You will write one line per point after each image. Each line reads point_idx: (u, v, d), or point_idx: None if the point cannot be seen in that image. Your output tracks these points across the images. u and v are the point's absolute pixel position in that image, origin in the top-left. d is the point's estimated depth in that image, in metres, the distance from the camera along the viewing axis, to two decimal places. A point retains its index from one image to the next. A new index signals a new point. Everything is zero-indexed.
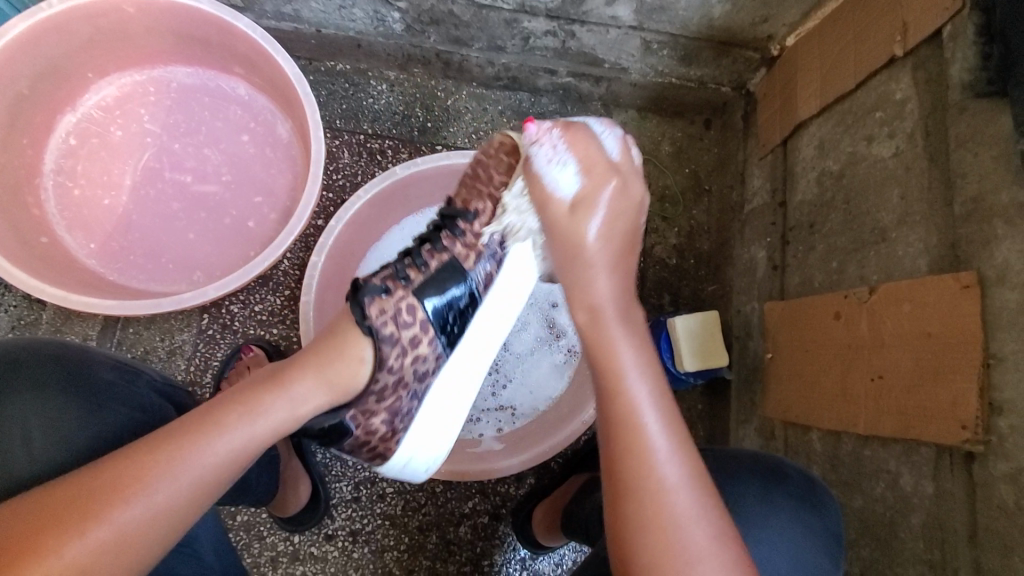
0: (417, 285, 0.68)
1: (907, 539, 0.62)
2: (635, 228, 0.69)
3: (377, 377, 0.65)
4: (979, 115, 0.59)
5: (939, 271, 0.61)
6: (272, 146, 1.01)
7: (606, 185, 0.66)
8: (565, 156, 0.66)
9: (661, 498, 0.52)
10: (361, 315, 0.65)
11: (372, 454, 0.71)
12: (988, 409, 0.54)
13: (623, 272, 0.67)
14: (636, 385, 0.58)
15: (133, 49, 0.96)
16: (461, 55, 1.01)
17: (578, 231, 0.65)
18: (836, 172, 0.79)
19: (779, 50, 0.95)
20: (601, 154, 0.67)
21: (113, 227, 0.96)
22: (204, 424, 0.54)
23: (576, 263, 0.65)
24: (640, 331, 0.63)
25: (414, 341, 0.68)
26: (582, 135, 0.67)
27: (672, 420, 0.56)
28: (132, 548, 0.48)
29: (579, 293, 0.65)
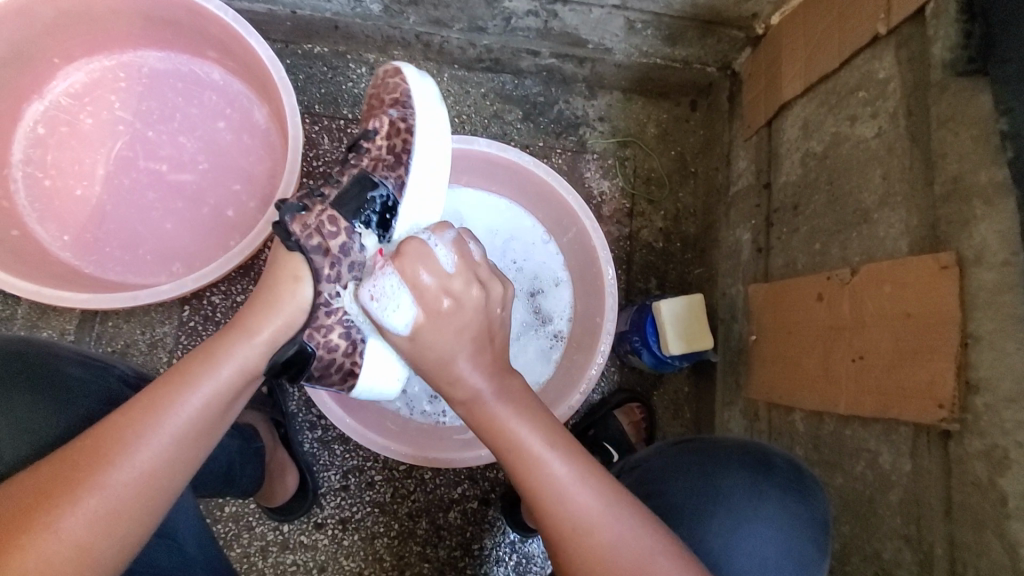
0: (333, 198, 0.66)
1: (885, 515, 0.63)
2: (494, 329, 0.66)
3: (319, 290, 0.64)
4: (960, 93, 0.58)
5: (919, 252, 0.61)
6: (249, 132, 0.98)
7: (438, 308, 0.63)
8: (397, 288, 0.63)
9: (596, 547, 0.55)
10: (285, 232, 0.63)
11: (343, 374, 0.68)
12: (965, 387, 0.55)
13: (492, 350, 0.64)
14: (535, 453, 0.58)
15: (102, 34, 0.93)
16: (442, 37, 0.99)
17: (434, 350, 0.63)
18: (819, 153, 0.78)
19: (765, 29, 0.93)
20: (430, 277, 0.64)
21: (87, 219, 0.94)
22: (165, 383, 0.55)
23: (439, 372, 0.63)
24: (520, 389, 0.63)
25: (346, 247, 0.65)
26: (407, 260, 0.64)
27: (584, 474, 0.57)
28: (126, 510, 0.49)
29: (450, 389, 0.63)
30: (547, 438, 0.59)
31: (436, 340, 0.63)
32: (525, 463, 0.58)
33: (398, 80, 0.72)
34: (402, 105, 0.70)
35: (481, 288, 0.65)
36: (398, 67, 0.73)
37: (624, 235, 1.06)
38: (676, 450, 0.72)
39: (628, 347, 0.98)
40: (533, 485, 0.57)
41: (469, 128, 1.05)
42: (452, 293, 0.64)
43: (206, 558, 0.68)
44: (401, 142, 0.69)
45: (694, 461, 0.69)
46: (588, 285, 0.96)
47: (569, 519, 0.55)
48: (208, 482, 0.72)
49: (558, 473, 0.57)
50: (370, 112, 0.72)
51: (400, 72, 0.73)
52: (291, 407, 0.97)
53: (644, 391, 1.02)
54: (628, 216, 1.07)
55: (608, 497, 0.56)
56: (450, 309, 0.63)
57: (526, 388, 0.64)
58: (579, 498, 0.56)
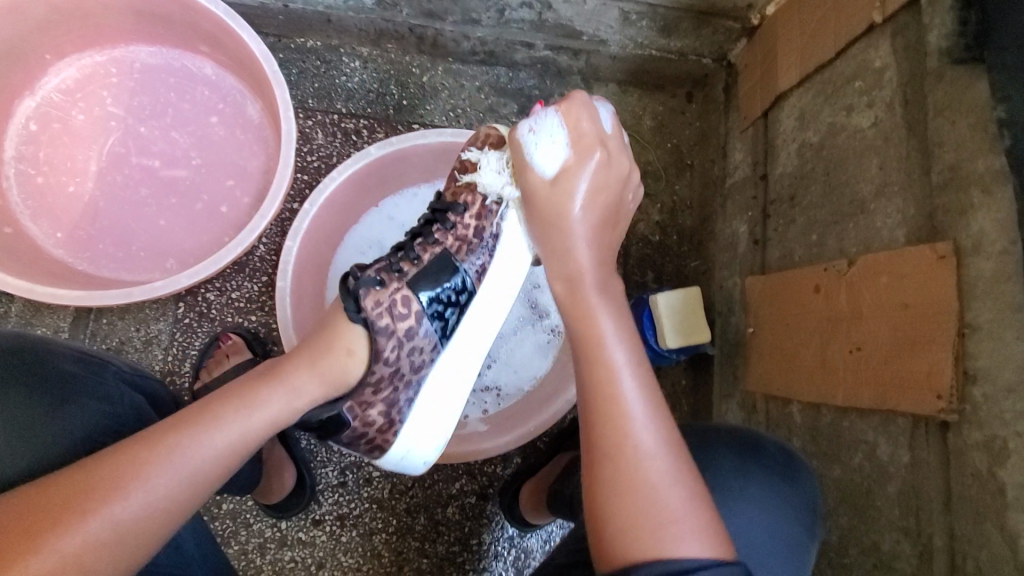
0: (411, 276, 0.68)
1: (883, 506, 0.63)
2: (615, 211, 0.70)
3: (372, 368, 0.65)
4: (957, 81, 0.58)
5: (917, 242, 0.61)
6: (242, 127, 0.98)
7: (590, 156, 0.67)
8: (556, 130, 0.67)
9: (640, 466, 0.52)
10: (358, 307, 0.65)
11: (370, 446, 0.70)
12: (963, 377, 0.54)
13: (607, 231, 0.69)
14: (614, 360, 0.58)
15: (92, 28, 0.92)
16: (435, 29, 0.98)
17: (560, 202, 0.67)
18: (815, 144, 0.78)
19: (760, 20, 0.93)
20: (590, 127, 0.67)
21: (79, 216, 0.93)
22: (198, 419, 0.55)
23: (553, 226, 0.67)
24: (616, 298, 0.65)
25: (410, 331, 0.67)
26: (572, 107, 0.67)
27: (650, 393, 0.56)
28: (127, 540, 0.48)
29: (559, 258, 0.67)
30: (626, 346, 0.60)
31: (570, 195, 0.67)
32: (601, 355, 0.58)
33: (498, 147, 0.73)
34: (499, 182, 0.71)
35: (624, 165, 0.70)
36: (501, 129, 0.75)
37: None
38: None
39: None
40: (603, 382, 0.56)
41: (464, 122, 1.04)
42: (606, 153, 0.68)
43: (203, 556, 0.68)
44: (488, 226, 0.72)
45: (686, 447, 0.69)
46: None
47: (627, 425, 0.54)
48: None
49: (625, 380, 0.56)
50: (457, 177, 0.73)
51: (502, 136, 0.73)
52: None
53: None
54: None
55: (666, 425, 0.55)
56: (601, 165, 0.68)
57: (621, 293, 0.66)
58: (639, 410, 0.55)
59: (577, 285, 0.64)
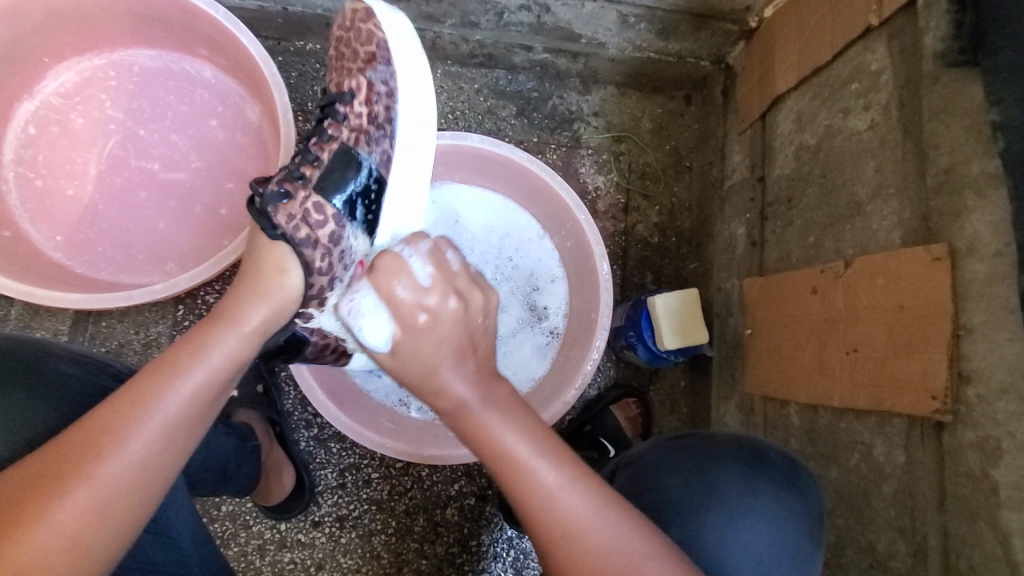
0: (316, 180, 0.66)
1: (879, 506, 0.63)
2: (476, 338, 0.63)
3: (310, 281, 0.65)
4: (952, 84, 0.58)
5: (912, 243, 0.61)
6: (242, 130, 0.98)
7: (415, 319, 0.62)
8: (375, 303, 0.63)
9: (585, 551, 0.53)
10: (271, 224, 0.63)
11: (337, 353, 0.73)
12: (957, 378, 0.55)
13: (475, 360, 0.62)
14: (524, 458, 0.56)
15: (93, 32, 0.93)
16: (434, 32, 0.98)
17: (419, 361, 0.61)
18: (812, 146, 0.78)
19: (758, 22, 0.93)
20: (405, 291, 0.63)
21: (79, 218, 0.93)
22: (154, 370, 0.54)
23: (424, 382, 0.61)
24: (506, 396, 0.60)
25: (334, 237, 0.66)
26: (382, 274, 0.63)
27: (573, 478, 0.55)
28: (120, 501, 0.49)
29: (434, 400, 0.61)
30: (535, 444, 0.57)
31: (422, 351, 0.61)
32: (511, 472, 0.56)
33: (371, 27, 0.69)
34: (380, 67, 0.68)
35: (459, 298, 0.63)
36: (368, 9, 0.70)
37: (619, 231, 1.06)
38: (672, 449, 0.72)
39: (624, 342, 0.98)
40: (523, 493, 0.55)
41: (463, 124, 1.05)
42: (431, 307, 0.62)
43: (203, 556, 0.68)
44: (382, 108, 0.68)
45: (689, 457, 0.70)
46: (584, 281, 0.95)
47: (558, 521, 0.54)
48: (204, 481, 0.72)
49: (547, 480, 0.55)
50: (343, 70, 0.70)
51: (371, 14, 0.69)
52: (288, 405, 0.97)
53: (641, 386, 1.03)
54: (624, 211, 1.06)
55: (599, 499, 0.54)
56: (429, 323, 0.62)
57: (512, 393, 0.61)
58: (567, 501, 0.54)
59: (464, 416, 0.59)
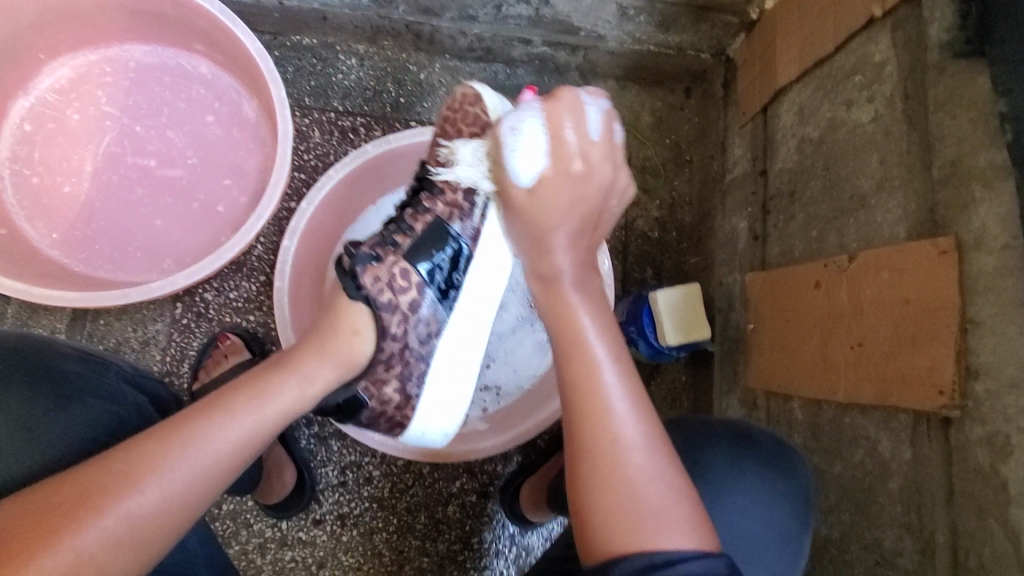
0: (406, 249, 0.67)
1: (885, 502, 0.63)
2: (599, 219, 0.66)
3: (380, 345, 0.66)
4: (958, 75, 0.57)
5: (918, 237, 0.60)
6: (239, 126, 0.97)
7: (569, 168, 0.62)
8: (534, 127, 0.61)
9: (620, 469, 0.51)
10: (357, 285, 0.65)
11: (391, 424, 0.71)
12: (964, 372, 0.54)
13: (586, 240, 0.65)
14: (594, 354, 0.57)
15: (87, 27, 0.92)
16: (432, 26, 0.97)
17: (541, 214, 0.63)
18: (815, 139, 0.77)
19: (759, 14, 0.92)
20: (574, 137, 0.62)
21: (75, 216, 0.92)
22: (211, 411, 0.54)
23: (534, 239, 0.64)
24: (596, 293, 0.63)
25: (414, 307, 0.67)
26: (558, 108, 0.62)
27: (632, 395, 0.55)
28: (147, 534, 0.48)
29: (536, 262, 0.64)
30: (610, 345, 0.58)
31: (551, 203, 0.62)
32: (584, 355, 0.57)
33: (480, 110, 0.69)
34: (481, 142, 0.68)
35: (611, 168, 0.64)
36: (479, 91, 0.70)
37: (620, 226, 1.05)
38: (662, 435, 0.71)
39: (625, 338, 0.97)
40: (585, 380, 0.55)
41: None
42: (588, 161, 0.63)
43: (207, 555, 0.68)
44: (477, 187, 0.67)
45: (681, 445, 0.69)
46: None
47: (606, 430, 0.53)
48: None
49: (607, 382, 0.55)
50: (441, 141, 0.70)
51: (482, 97, 0.69)
52: None
53: (642, 382, 1.02)
54: (624, 206, 1.06)
55: (649, 429, 0.53)
56: (581, 174, 0.62)
57: (602, 292, 0.64)
58: (618, 414, 0.53)
59: (554, 287, 0.62)
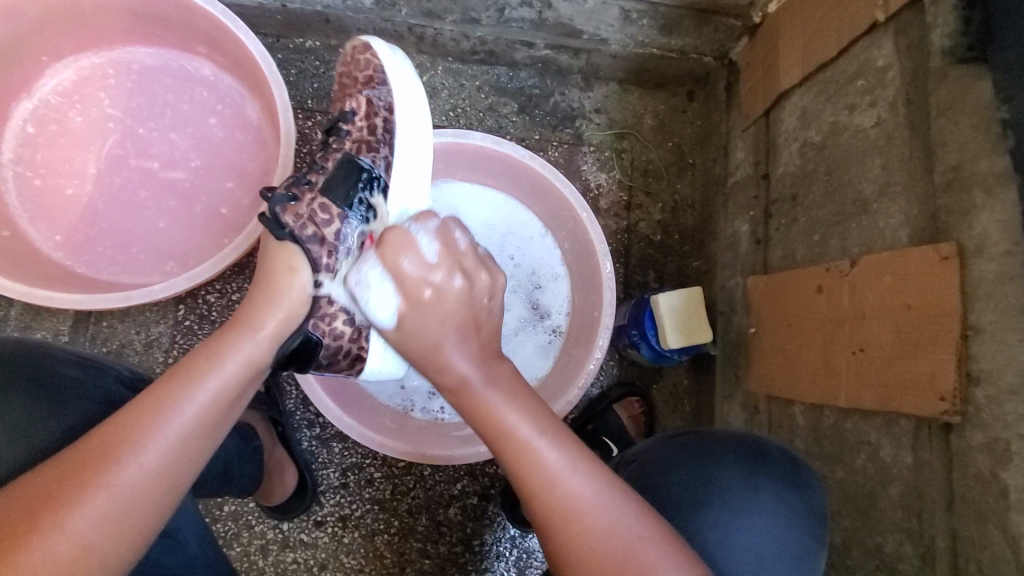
0: (322, 184, 0.68)
1: (886, 508, 0.63)
2: (481, 320, 0.66)
3: (318, 278, 0.66)
4: (960, 81, 0.57)
5: (920, 242, 0.60)
6: (241, 129, 0.97)
7: (420, 293, 0.64)
8: (381, 276, 0.65)
9: (587, 532, 0.54)
10: (278, 224, 0.66)
11: (351, 360, 0.70)
12: (966, 379, 0.54)
13: (478, 341, 0.65)
14: (525, 438, 0.58)
15: (90, 29, 0.92)
16: (435, 29, 0.97)
17: (424, 334, 0.64)
18: (817, 143, 0.77)
19: (761, 18, 0.92)
20: (412, 265, 0.64)
21: (78, 218, 0.93)
22: (169, 379, 0.55)
23: (427, 359, 0.64)
24: (510, 376, 0.63)
25: (338, 235, 0.67)
26: (389, 248, 0.65)
27: (574, 462, 0.56)
28: (136, 508, 0.49)
29: (439, 377, 0.64)
30: (537, 424, 0.59)
31: (420, 327, 0.64)
32: (515, 449, 0.57)
33: (370, 57, 0.72)
34: (376, 84, 0.70)
35: (463, 277, 0.66)
36: (367, 41, 0.73)
37: (621, 229, 1.05)
38: (672, 445, 0.71)
39: (627, 342, 0.97)
40: (524, 471, 0.56)
41: (464, 122, 1.04)
42: (437, 284, 0.65)
43: (207, 557, 0.68)
44: (381, 121, 0.69)
45: (689, 454, 0.69)
46: (587, 280, 0.95)
47: (559, 503, 0.55)
48: (207, 481, 0.72)
49: (548, 462, 0.56)
50: (346, 96, 0.72)
51: (369, 46, 0.72)
52: (289, 405, 0.97)
53: (643, 385, 1.02)
54: (626, 209, 1.06)
55: (603, 483, 0.56)
56: (433, 299, 0.64)
57: (514, 375, 0.64)
58: (569, 483, 0.55)
59: (465, 393, 0.61)
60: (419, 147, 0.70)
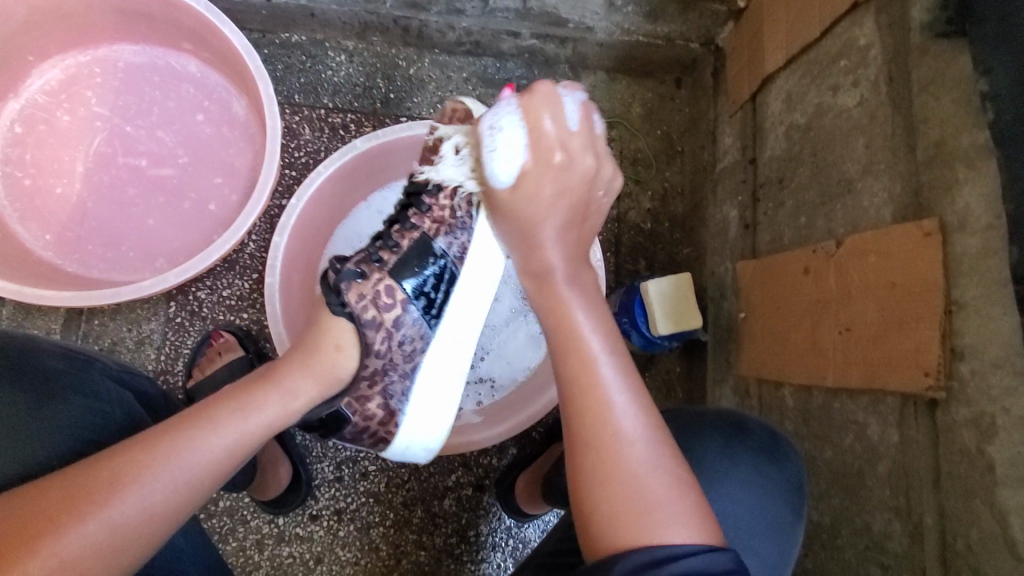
0: (393, 266, 0.67)
1: (874, 486, 0.63)
2: (588, 209, 0.66)
3: (365, 362, 0.66)
4: (940, 57, 0.57)
5: (904, 219, 0.60)
6: (228, 124, 0.97)
7: (551, 157, 0.62)
8: (514, 132, 0.62)
9: (626, 462, 0.52)
10: (341, 302, 0.65)
11: (375, 439, 0.72)
12: (950, 354, 0.54)
13: (576, 231, 0.65)
14: (593, 347, 0.57)
15: (75, 28, 0.92)
16: (420, 20, 0.97)
17: (535, 207, 0.62)
18: (803, 125, 0.77)
19: (747, 2, 0.92)
20: (551, 128, 0.62)
21: (67, 217, 0.93)
22: (196, 420, 0.55)
23: (526, 230, 0.63)
24: (590, 285, 0.64)
25: (398, 321, 0.67)
26: (535, 103, 0.62)
27: (632, 387, 0.55)
28: (128, 541, 0.48)
29: (529, 257, 0.64)
30: (604, 338, 0.58)
31: (537, 194, 0.62)
32: (581, 349, 0.57)
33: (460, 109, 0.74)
34: None
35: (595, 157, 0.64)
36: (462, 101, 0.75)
37: (612, 217, 1.05)
38: None
39: None
40: (583, 375, 0.56)
41: None
42: (569, 151, 0.63)
43: (197, 550, 0.68)
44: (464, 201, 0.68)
45: (673, 431, 0.70)
46: None
47: (607, 430, 0.53)
48: None
49: (606, 376, 0.55)
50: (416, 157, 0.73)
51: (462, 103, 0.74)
52: None
53: (636, 373, 1.02)
54: (616, 197, 1.05)
55: (650, 421, 0.54)
56: (562, 165, 0.63)
57: (594, 283, 0.65)
58: (620, 409, 0.54)
59: (547, 282, 0.62)
60: None
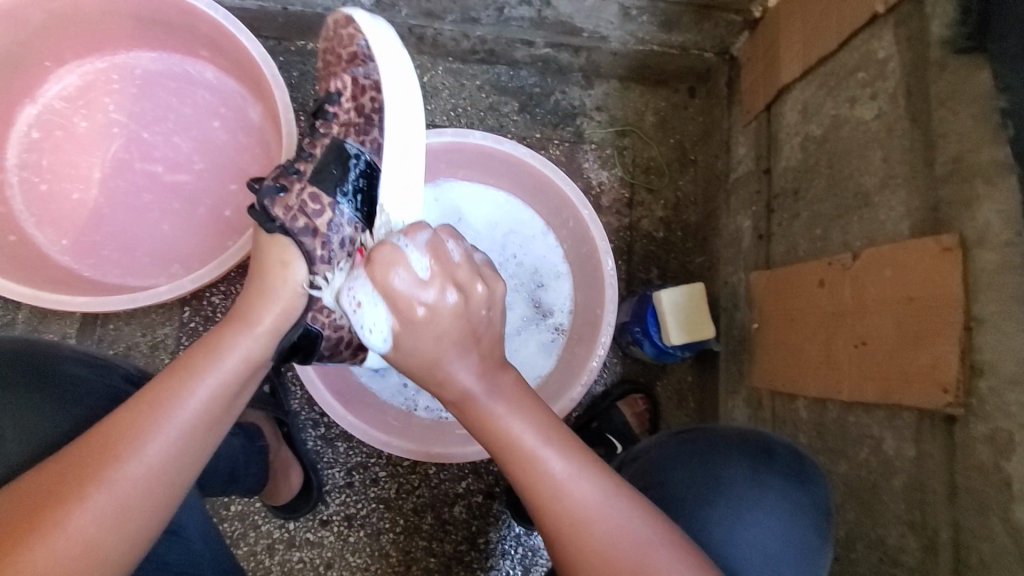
0: (310, 174, 0.67)
1: (890, 501, 0.62)
2: (482, 330, 0.61)
3: (313, 271, 0.66)
4: (959, 71, 0.57)
5: (921, 233, 0.60)
6: (243, 130, 0.98)
7: (414, 311, 0.60)
8: (371, 295, 0.61)
9: (593, 544, 0.52)
10: (268, 217, 0.65)
11: (353, 348, 0.71)
12: (969, 371, 0.54)
13: (481, 351, 0.60)
14: (530, 448, 0.56)
15: (94, 35, 0.93)
16: (435, 29, 0.98)
17: (425, 353, 0.60)
18: (818, 137, 0.77)
19: (762, 12, 0.92)
20: (402, 283, 0.60)
21: (83, 222, 0.94)
22: (168, 375, 0.56)
23: (427, 375, 0.61)
24: (513, 387, 0.60)
25: (331, 223, 0.66)
26: (377, 267, 0.60)
27: (580, 470, 0.55)
28: (138, 504, 0.50)
29: (441, 388, 0.61)
30: (542, 433, 0.57)
31: (420, 345, 0.60)
32: (518, 460, 0.56)
33: (351, 27, 0.72)
34: (364, 59, 0.70)
35: (460, 291, 0.60)
36: (348, 14, 0.73)
37: (624, 226, 1.05)
38: (676, 443, 0.71)
39: (629, 338, 0.97)
40: (529, 482, 0.55)
41: (466, 121, 1.04)
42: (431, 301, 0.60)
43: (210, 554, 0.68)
44: (367, 101, 0.69)
45: (691, 450, 0.69)
46: (588, 277, 0.95)
47: (565, 518, 0.53)
48: (213, 480, 0.72)
49: (555, 474, 0.55)
50: (331, 74, 0.73)
51: (351, 18, 0.72)
52: (295, 405, 0.97)
53: (647, 382, 1.02)
54: (628, 206, 1.06)
55: (608, 488, 0.54)
56: (426, 317, 0.60)
57: (519, 382, 0.61)
58: (575, 493, 0.54)
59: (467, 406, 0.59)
60: (406, 99, 0.69)
